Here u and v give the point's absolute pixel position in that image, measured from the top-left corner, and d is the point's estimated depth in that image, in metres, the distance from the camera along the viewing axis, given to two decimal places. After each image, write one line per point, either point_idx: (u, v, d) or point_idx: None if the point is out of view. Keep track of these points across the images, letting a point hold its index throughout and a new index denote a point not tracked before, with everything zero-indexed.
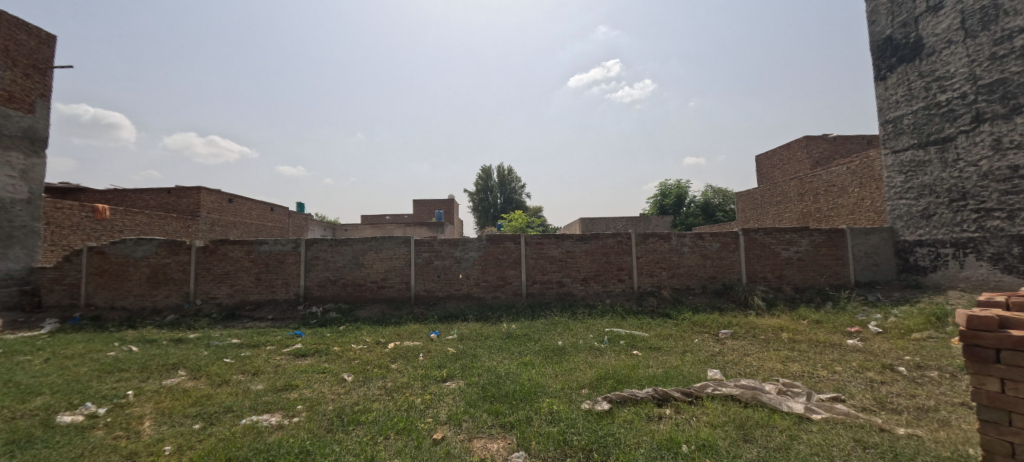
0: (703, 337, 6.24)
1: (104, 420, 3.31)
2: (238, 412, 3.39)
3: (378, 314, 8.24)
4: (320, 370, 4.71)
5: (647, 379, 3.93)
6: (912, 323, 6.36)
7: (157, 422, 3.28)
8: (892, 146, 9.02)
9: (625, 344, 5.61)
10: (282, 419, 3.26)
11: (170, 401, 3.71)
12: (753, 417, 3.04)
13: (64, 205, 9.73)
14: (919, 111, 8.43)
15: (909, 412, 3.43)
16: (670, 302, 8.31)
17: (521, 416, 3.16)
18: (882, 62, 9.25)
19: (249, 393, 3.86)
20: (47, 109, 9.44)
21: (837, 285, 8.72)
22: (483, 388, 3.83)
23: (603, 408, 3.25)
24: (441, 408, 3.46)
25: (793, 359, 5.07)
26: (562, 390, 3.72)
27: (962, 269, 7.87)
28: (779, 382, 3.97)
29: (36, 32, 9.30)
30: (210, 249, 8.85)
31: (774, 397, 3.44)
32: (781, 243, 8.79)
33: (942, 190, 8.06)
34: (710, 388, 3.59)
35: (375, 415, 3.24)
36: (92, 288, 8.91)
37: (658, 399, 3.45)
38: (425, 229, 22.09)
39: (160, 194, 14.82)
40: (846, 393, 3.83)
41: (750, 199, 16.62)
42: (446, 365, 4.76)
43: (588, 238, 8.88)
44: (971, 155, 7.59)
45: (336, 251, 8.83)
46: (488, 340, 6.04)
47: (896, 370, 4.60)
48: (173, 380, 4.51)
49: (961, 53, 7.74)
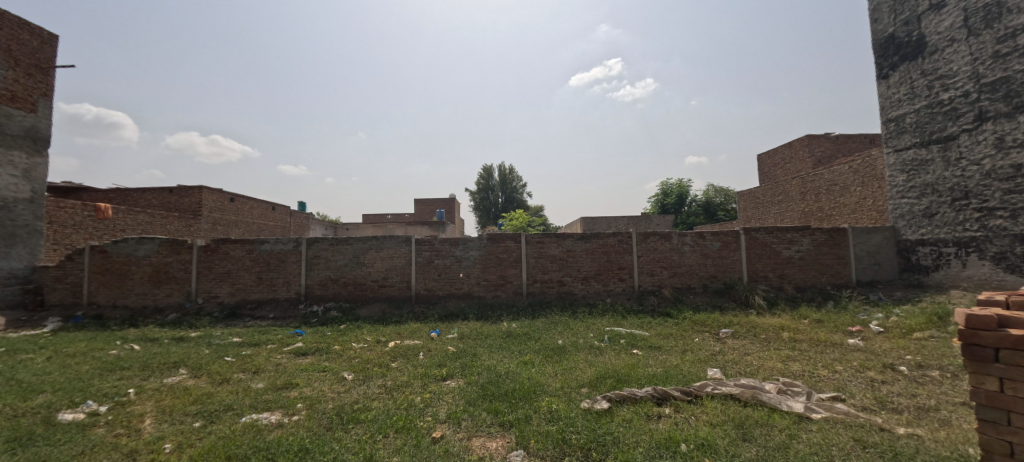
0: (703, 336, 6.24)
1: (105, 419, 3.33)
2: (238, 410, 3.40)
3: (379, 313, 8.26)
4: (321, 369, 4.72)
5: (647, 378, 3.93)
6: (914, 322, 6.33)
7: (158, 420, 3.29)
8: (895, 144, 8.99)
9: (625, 343, 5.61)
10: (282, 417, 3.28)
11: (172, 400, 3.72)
12: (753, 416, 3.04)
13: (67, 204, 9.77)
14: (922, 110, 8.39)
15: (911, 411, 3.41)
16: (671, 301, 8.30)
17: (520, 414, 3.16)
18: (885, 61, 9.20)
19: (250, 392, 3.87)
20: (49, 109, 9.47)
21: (838, 285, 8.70)
22: (483, 387, 3.84)
23: (602, 407, 3.25)
24: (441, 407, 3.46)
25: (794, 358, 5.06)
26: (562, 389, 3.72)
27: (964, 269, 7.83)
28: (779, 381, 3.96)
29: (39, 31, 9.33)
30: (211, 248, 8.87)
31: (774, 397, 3.43)
32: (782, 242, 8.76)
33: (945, 189, 8.02)
34: (710, 387, 3.59)
35: (375, 413, 3.25)
36: (94, 287, 8.95)
37: (658, 397, 3.45)
38: (426, 228, 22.16)
39: (162, 193, 14.86)
40: (847, 392, 3.81)
41: (752, 198, 16.57)
42: (446, 364, 4.77)
43: (588, 237, 8.88)
44: (974, 154, 7.55)
45: (337, 250, 8.84)
46: (489, 339, 6.05)
47: (897, 369, 4.59)
48: (174, 378, 4.53)
49: (963, 52, 7.70)
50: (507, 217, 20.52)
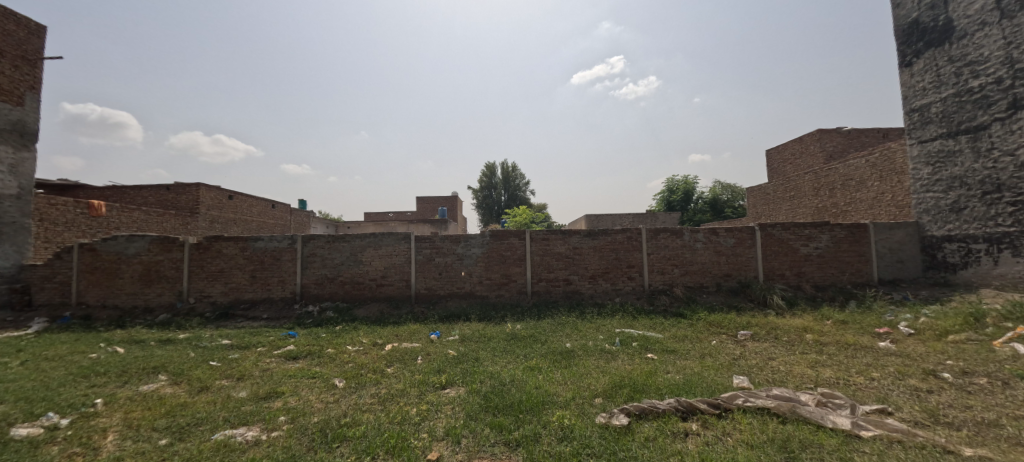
0: (721, 338, 5.85)
1: (63, 435, 2.98)
2: (211, 425, 3.03)
3: (377, 313, 7.90)
4: (311, 375, 4.36)
5: (668, 388, 3.52)
6: (948, 323, 5.90)
7: (122, 436, 2.95)
8: (919, 136, 8.54)
9: (639, 346, 5.23)
10: (259, 434, 2.91)
11: (142, 411, 3.38)
12: (797, 435, 2.64)
13: (58, 201, 9.45)
14: (949, 98, 7.94)
15: (969, 427, 3.02)
16: (683, 301, 7.89)
17: (528, 432, 2.79)
18: (908, 48, 8.76)
19: (229, 402, 3.50)
20: (37, 102, 9.17)
21: (859, 283, 8.28)
22: (485, 397, 3.46)
23: (621, 424, 2.85)
24: (438, 421, 3.10)
25: (824, 363, 4.65)
26: (573, 400, 3.33)
27: (996, 266, 7.36)
28: (816, 391, 3.54)
29: (25, 22, 9.00)
30: (204, 246, 8.55)
31: (815, 410, 3.03)
32: (800, 239, 8.34)
33: (974, 182, 7.57)
34: (741, 399, 3.19)
35: (364, 429, 2.89)
36: (83, 287, 8.63)
37: (682, 411, 3.05)
38: (428, 226, 21.93)
39: (159, 190, 14.61)
40: (893, 404, 3.41)
41: (762, 194, 16.05)
42: (446, 370, 4.40)
43: (595, 234, 8.48)
44: (1006, 144, 7.09)
45: (333, 248, 8.49)
46: (492, 342, 5.67)
47: (941, 376, 4.18)
48: (151, 386, 4.19)
49: (995, 36, 7.24)
50: (508, 215, 20.20)
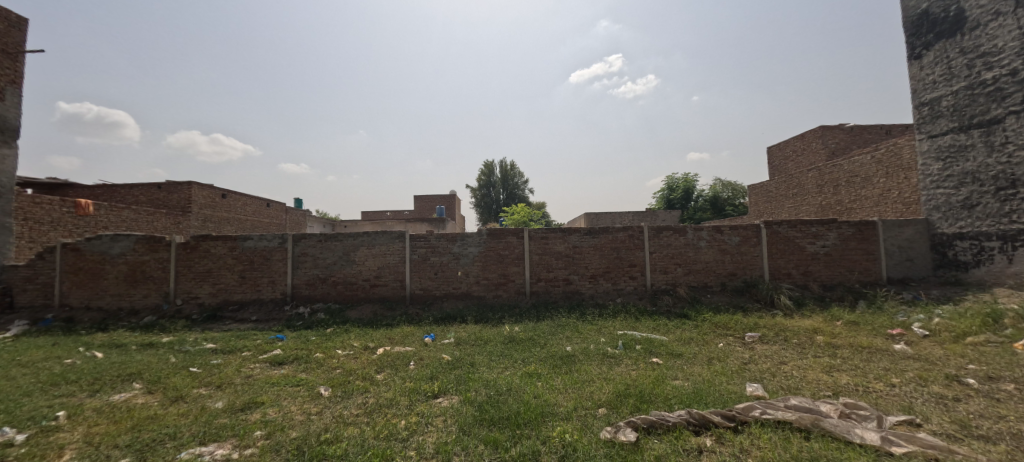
0: (728, 340, 5.62)
1: (14, 453, 2.69)
2: (179, 442, 2.76)
3: (370, 315, 7.64)
4: (295, 382, 4.10)
5: (678, 398, 3.25)
6: (965, 324, 5.65)
7: (80, 454, 2.68)
8: (929, 130, 8.29)
9: (642, 349, 4.99)
10: (230, 452, 2.65)
11: (108, 425, 3.10)
12: (824, 455, 2.37)
13: (43, 200, 9.11)
14: (961, 91, 7.69)
15: (1007, 441, 2.77)
16: (686, 301, 7.64)
17: (526, 449, 2.52)
18: (918, 40, 8.51)
19: (201, 415, 3.23)
20: (18, 97, 8.86)
21: (868, 282, 8.04)
22: (479, 408, 3.19)
23: (629, 440, 2.58)
24: (428, 436, 2.84)
25: (839, 368, 4.39)
26: (574, 412, 3.08)
27: (1010, 265, 7.12)
28: (837, 400, 3.27)
29: (5, 14, 8.69)
30: (191, 245, 8.25)
31: (839, 422, 2.78)
32: (807, 237, 8.09)
33: (987, 178, 7.32)
34: (758, 411, 2.93)
35: (345, 446, 2.62)
36: (66, 288, 8.34)
37: (695, 424, 2.80)
38: (426, 224, 21.62)
39: (150, 189, 14.28)
40: (921, 415, 3.15)
41: (764, 191, 15.78)
42: (439, 377, 4.13)
43: (595, 232, 8.20)
44: (1021, 138, 6.84)
45: (325, 247, 8.21)
46: (489, 345, 5.41)
47: (965, 382, 3.93)
48: (123, 395, 3.91)
49: (1010, 26, 6.97)
50: (507, 213, 20.05)
